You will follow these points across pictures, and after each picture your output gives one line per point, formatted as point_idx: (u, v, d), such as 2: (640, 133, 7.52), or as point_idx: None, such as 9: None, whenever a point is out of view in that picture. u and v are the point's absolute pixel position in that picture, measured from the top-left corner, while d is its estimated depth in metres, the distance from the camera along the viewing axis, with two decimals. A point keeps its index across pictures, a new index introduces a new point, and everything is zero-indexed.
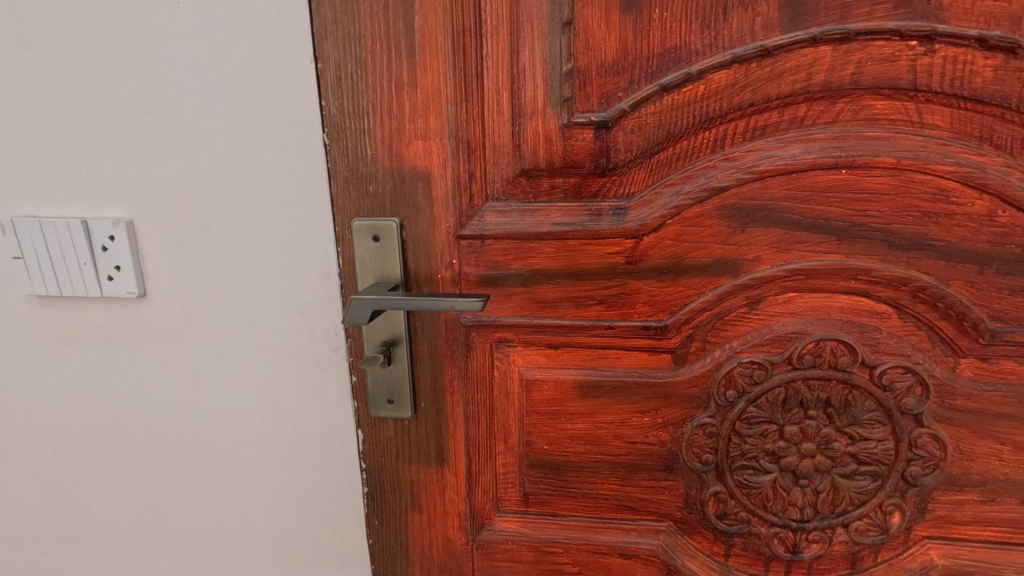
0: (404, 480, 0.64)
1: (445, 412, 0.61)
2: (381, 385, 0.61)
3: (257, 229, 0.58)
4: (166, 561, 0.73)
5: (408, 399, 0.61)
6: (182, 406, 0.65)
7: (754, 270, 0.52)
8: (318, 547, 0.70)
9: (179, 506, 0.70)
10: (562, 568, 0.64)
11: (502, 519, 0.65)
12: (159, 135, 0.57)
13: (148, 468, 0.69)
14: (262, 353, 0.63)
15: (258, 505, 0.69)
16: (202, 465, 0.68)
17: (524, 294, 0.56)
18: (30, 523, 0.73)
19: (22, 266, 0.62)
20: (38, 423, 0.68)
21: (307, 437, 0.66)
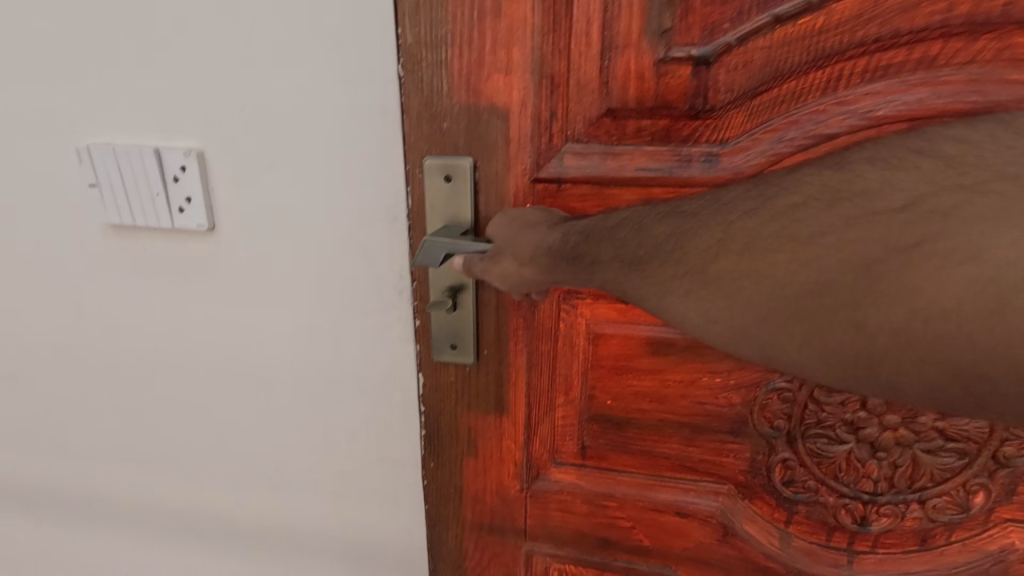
0: (462, 426, 0.64)
1: (508, 361, 0.61)
2: (445, 330, 0.60)
3: (326, 164, 0.57)
4: (230, 486, 0.76)
5: (471, 345, 0.60)
6: (247, 338, 0.67)
7: None
8: (374, 484, 0.72)
9: (241, 436, 0.72)
10: (615, 521, 0.65)
11: (557, 470, 0.64)
12: (230, 62, 0.55)
13: (212, 397, 0.71)
14: (327, 291, 0.62)
15: (316, 441, 0.71)
16: (265, 398, 0.70)
17: None
18: (104, 442, 0.77)
19: (98, 194, 0.62)
20: (111, 349, 0.71)
21: (367, 377, 0.66)
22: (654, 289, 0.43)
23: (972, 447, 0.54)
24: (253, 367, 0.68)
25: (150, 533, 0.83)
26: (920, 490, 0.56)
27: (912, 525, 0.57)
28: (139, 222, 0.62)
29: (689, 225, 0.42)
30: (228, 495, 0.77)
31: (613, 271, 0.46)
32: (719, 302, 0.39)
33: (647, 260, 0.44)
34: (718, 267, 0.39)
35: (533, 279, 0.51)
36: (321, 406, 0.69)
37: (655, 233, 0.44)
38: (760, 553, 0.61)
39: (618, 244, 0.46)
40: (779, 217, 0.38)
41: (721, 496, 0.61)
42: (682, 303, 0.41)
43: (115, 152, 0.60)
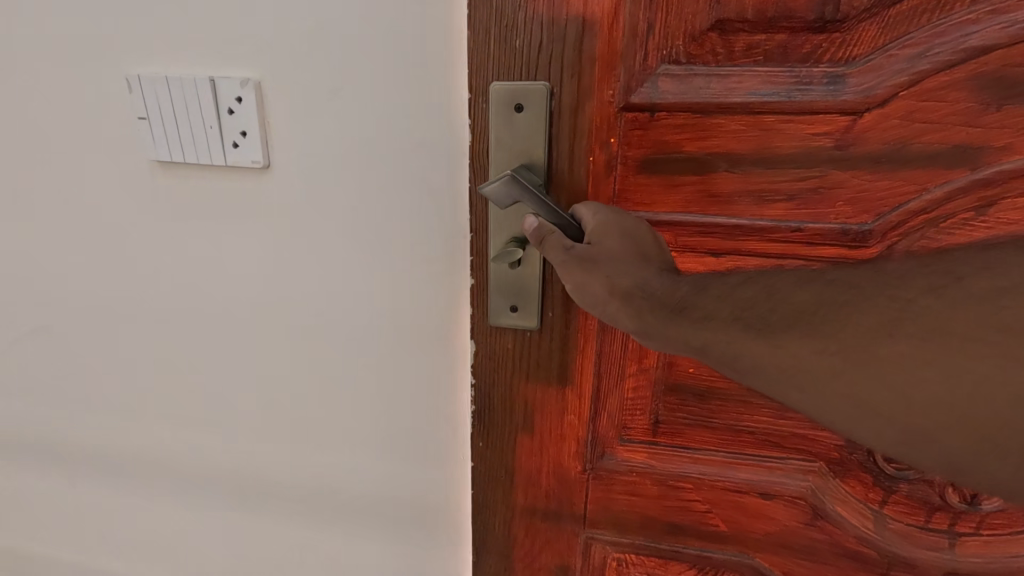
0: (518, 399, 0.57)
1: (575, 325, 0.53)
2: (505, 289, 0.52)
3: (389, 93, 0.49)
4: (269, 462, 0.70)
5: (535, 307, 0.53)
6: (297, 299, 0.59)
7: (1002, 161, 0.42)
8: (415, 463, 0.65)
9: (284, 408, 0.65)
10: (688, 504, 0.58)
11: (625, 449, 0.57)
12: None
13: (256, 363, 0.64)
14: (372, 242, 0.55)
15: (369, 415, 0.63)
16: (315, 368, 0.62)
17: (694, 184, 0.47)
18: (137, 408, 0.71)
19: (147, 128, 0.56)
20: (146, 304, 0.64)
21: (412, 343, 0.59)
22: (769, 367, 0.37)
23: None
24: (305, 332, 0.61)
25: (182, 506, 0.78)
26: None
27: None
28: (190, 159, 0.56)
29: (828, 297, 0.37)
30: (266, 471, 0.70)
31: (722, 332, 0.38)
32: (846, 395, 0.35)
33: (779, 326, 0.37)
34: (859, 358, 0.34)
35: (618, 319, 0.43)
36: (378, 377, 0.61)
37: (795, 299, 0.38)
38: (852, 536, 0.55)
39: (728, 304, 0.40)
40: (970, 304, 0.33)
41: (811, 476, 0.55)
42: (803, 389, 0.36)
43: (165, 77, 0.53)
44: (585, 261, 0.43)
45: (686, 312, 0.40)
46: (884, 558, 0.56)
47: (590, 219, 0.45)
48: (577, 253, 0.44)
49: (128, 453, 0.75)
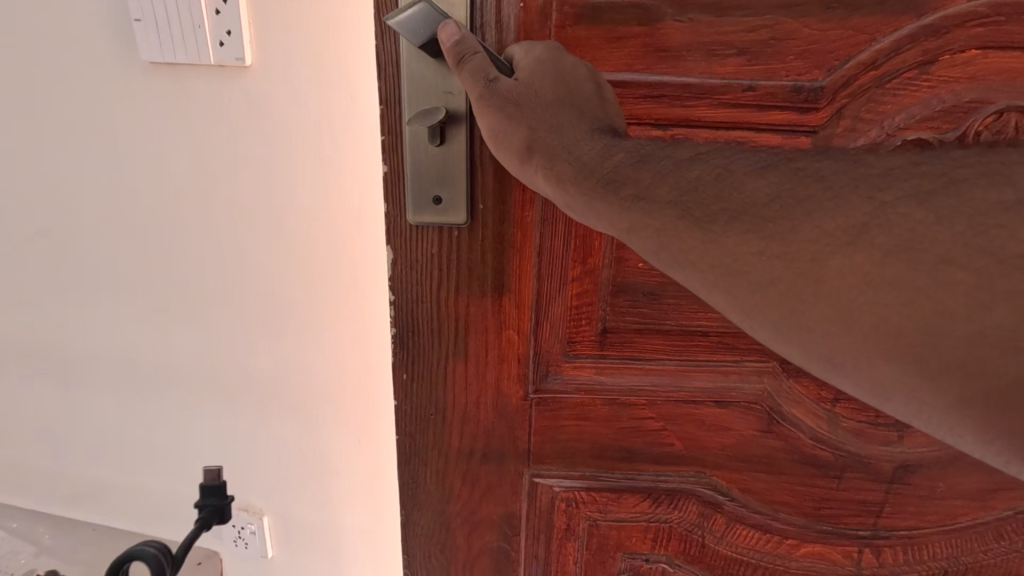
0: (448, 315, 0.49)
1: (509, 218, 0.45)
2: (426, 175, 0.43)
3: None
4: (236, 390, 0.64)
5: (463, 196, 0.44)
6: (261, 198, 0.54)
7: (945, 7, 0.40)
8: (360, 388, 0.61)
9: (250, 326, 0.60)
10: (642, 425, 0.52)
11: (572, 366, 0.51)
12: None
13: (217, 277, 0.58)
14: (311, 137, 0.50)
15: (341, 336, 0.58)
16: (285, 279, 0.57)
17: (639, 37, 0.41)
18: (88, 337, 0.65)
19: (143, 32, 0.48)
20: (95, 215, 0.58)
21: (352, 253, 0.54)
22: (690, 259, 0.28)
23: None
24: (272, 238, 0.55)
25: (136, 450, 0.72)
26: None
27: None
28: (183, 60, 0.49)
29: (786, 186, 0.26)
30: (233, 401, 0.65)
31: (637, 224, 0.30)
32: (775, 303, 0.25)
33: (722, 213, 0.27)
34: (804, 259, 0.24)
35: (537, 185, 0.36)
36: (355, 285, 0.56)
37: (751, 188, 0.27)
38: (807, 439, 0.53)
39: (649, 190, 0.30)
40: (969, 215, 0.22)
41: (767, 379, 0.51)
42: (724, 283, 0.27)
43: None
44: (506, 104, 0.35)
45: (603, 190, 0.32)
46: (838, 459, 0.53)
47: (521, 58, 0.37)
48: (499, 86, 0.35)
49: (77, 389, 0.69)
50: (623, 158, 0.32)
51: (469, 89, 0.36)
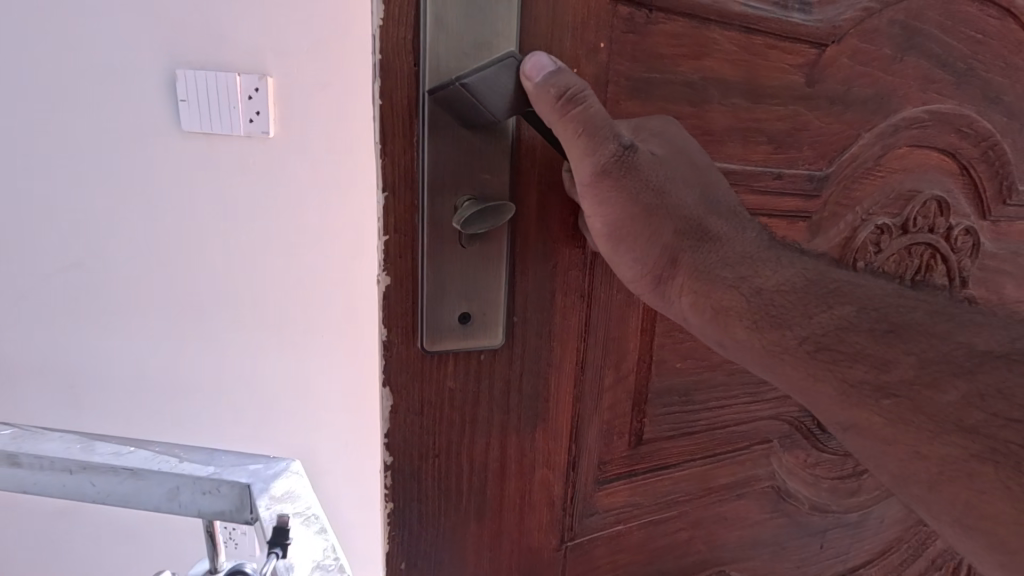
0: (464, 468, 0.35)
1: (551, 331, 0.35)
2: (452, 284, 0.31)
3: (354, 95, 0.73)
4: (252, 387, 0.86)
5: (499, 309, 0.33)
6: (300, 247, 0.79)
7: (900, 109, 0.45)
8: (347, 372, 0.86)
9: (277, 336, 0.83)
10: (674, 541, 0.46)
11: (606, 494, 0.42)
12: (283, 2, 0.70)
13: (252, 303, 0.81)
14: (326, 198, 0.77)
15: (343, 333, 0.84)
16: (303, 296, 0.81)
17: (689, 119, 0.36)
18: (113, 351, 0.82)
19: (186, 110, 0.73)
20: (146, 261, 0.78)
21: (348, 277, 0.81)
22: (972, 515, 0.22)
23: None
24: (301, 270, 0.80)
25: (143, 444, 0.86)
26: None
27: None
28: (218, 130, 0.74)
29: None
30: (252, 396, 0.86)
31: (870, 428, 0.25)
32: None
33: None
34: None
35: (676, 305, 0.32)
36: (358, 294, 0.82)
37: None
38: (805, 509, 0.53)
39: (905, 386, 0.25)
40: None
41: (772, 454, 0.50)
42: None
43: (202, 62, 0.72)
44: (645, 192, 0.29)
45: (812, 356, 0.28)
46: (825, 520, 0.55)
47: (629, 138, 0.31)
48: (636, 166, 0.29)
49: (104, 400, 0.85)
50: (849, 314, 0.28)
51: (593, 152, 0.27)
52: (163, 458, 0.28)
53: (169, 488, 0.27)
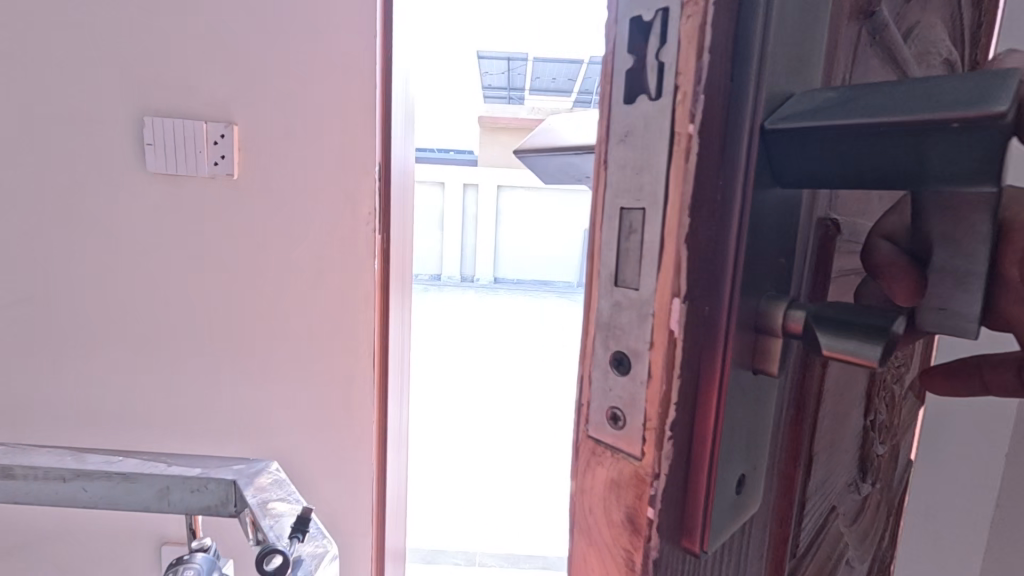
0: None
1: (774, 457, 0.26)
2: (738, 438, 0.20)
3: (325, 134, 0.73)
4: (209, 427, 0.80)
5: (760, 460, 0.23)
6: (300, 288, 0.77)
7: None
8: (309, 414, 0.80)
9: (272, 381, 0.79)
10: None
11: None
12: (265, 55, 0.72)
13: (246, 346, 0.78)
14: (303, 229, 0.75)
15: (310, 372, 0.79)
16: (268, 334, 0.78)
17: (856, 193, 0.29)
18: (62, 385, 0.79)
19: (152, 152, 0.73)
20: (111, 293, 0.77)
21: (314, 312, 0.77)
22: None
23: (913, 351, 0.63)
24: (273, 305, 0.77)
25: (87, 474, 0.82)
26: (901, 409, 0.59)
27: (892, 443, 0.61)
28: (182, 171, 0.73)
29: None
30: (244, 445, 0.81)
31: None
32: None
33: None
34: None
35: None
36: (334, 331, 0.78)
37: None
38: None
39: None
40: None
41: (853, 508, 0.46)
42: None
43: (167, 106, 0.72)
44: None
45: None
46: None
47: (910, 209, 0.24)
48: None
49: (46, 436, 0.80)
50: None
51: None
52: (152, 464, 0.40)
53: (161, 487, 0.38)
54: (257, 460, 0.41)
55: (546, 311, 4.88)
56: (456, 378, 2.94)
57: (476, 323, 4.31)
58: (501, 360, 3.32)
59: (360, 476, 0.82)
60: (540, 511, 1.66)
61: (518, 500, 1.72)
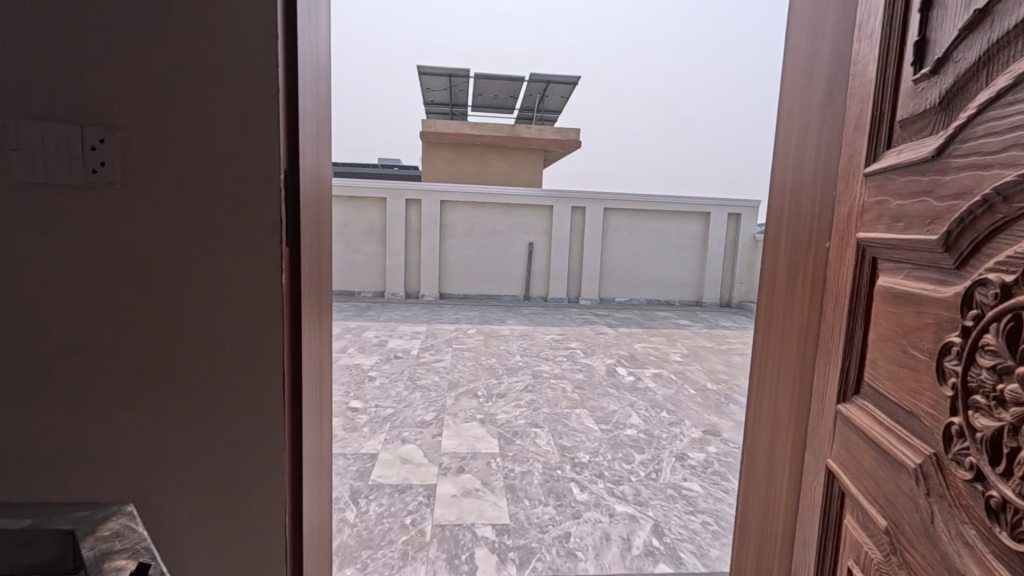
0: None
1: None
2: None
3: (219, 139, 0.68)
4: (90, 466, 0.71)
5: None
6: (197, 309, 0.70)
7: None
8: (209, 447, 0.72)
9: (166, 413, 0.71)
10: None
11: None
12: (148, 54, 0.65)
13: (133, 375, 0.70)
14: (200, 242, 0.69)
15: (209, 400, 0.72)
16: (163, 359, 0.70)
17: None
18: None
19: (17, 159, 0.65)
20: None
21: (213, 332, 0.70)
22: None
23: (835, 345, 0.66)
24: (169, 327, 0.70)
25: None
26: (879, 409, 0.56)
27: (866, 445, 0.58)
28: (53, 180, 0.66)
29: None
30: (130, 487, 0.72)
31: None
32: None
33: None
34: None
35: None
36: (236, 353, 0.71)
37: None
38: None
39: None
40: None
41: None
42: None
43: (36, 108, 0.65)
44: None
45: None
46: None
47: None
48: None
49: None
50: None
51: None
52: None
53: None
54: (109, 506, 0.42)
55: (491, 325, 4.85)
56: (398, 397, 2.84)
57: (420, 339, 4.21)
58: (445, 377, 3.25)
59: (269, 514, 0.74)
60: (481, 532, 1.61)
61: (458, 521, 1.66)
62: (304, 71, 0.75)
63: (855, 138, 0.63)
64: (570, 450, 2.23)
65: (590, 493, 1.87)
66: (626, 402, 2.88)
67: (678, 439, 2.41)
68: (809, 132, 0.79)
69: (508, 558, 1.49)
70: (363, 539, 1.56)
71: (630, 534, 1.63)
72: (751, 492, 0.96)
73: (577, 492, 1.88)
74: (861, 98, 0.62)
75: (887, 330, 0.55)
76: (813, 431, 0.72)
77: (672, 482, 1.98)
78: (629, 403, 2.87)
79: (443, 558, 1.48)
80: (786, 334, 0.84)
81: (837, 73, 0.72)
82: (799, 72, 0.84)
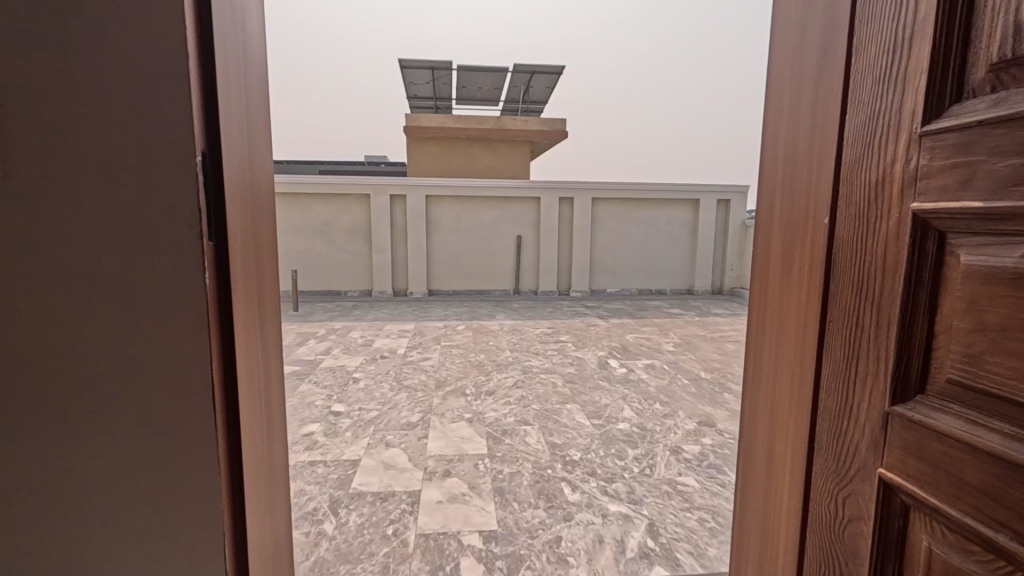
0: None
1: None
2: None
3: (117, 116, 0.57)
4: None
5: None
6: (108, 318, 0.60)
7: None
8: (129, 476, 0.62)
9: (76, 442, 0.61)
10: None
11: None
12: (27, 18, 0.55)
13: (30, 396, 0.60)
14: (105, 240, 0.59)
15: (128, 422, 0.61)
16: (64, 378, 0.60)
17: None
18: None
19: None
20: None
21: (126, 344, 0.60)
22: None
23: (875, 339, 0.57)
24: (72, 340, 0.60)
25: None
26: (985, 413, 0.46)
27: (969, 458, 0.47)
28: None
29: None
30: (39, 529, 0.62)
31: None
32: None
33: None
34: None
35: None
36: (158, 365, 0.61)
37: None
38: None
39: None
40: None
41: None
42: None
43: None
44: None
45: None
46: None
47: None
48: None
49: None
50: None
51: None
52: None
53: None
54: None
55: (479, 321, 4.76)
56: (383, 398, 2.75)
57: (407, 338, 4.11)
58: (432, 376, 3.15)
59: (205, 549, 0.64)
60: (467, 540, 1.53)
61: (443, 530, 1.58)
62: (225, 40, 0.65)
63: (897, 95, 0.54)
64: (561, 448, 2.15)
65: (581, 494, 1.79)
66: (618, 395, 2.80)
67: (672, 431, 2.33)
68: (802, 93, 0.70)
69: (496, 568, 1.41)
70: (342, 553, 1.47)
71: (624, 535, 1.55)
72: (747, 499, 0.88)
73: (567, 492, 1.80)
74: (908, 47, 0.52)
75: (1007, 321, 0.44)
76: (840, 438, 0.63)
77: (667, 478, 1.91)
78: (622, 396, 2.79)
79: (426, 570, 1.40)
80: (783, 325, 0.76)
81: (834, 23, 0.63)
82: (790, 27, 0.74)
